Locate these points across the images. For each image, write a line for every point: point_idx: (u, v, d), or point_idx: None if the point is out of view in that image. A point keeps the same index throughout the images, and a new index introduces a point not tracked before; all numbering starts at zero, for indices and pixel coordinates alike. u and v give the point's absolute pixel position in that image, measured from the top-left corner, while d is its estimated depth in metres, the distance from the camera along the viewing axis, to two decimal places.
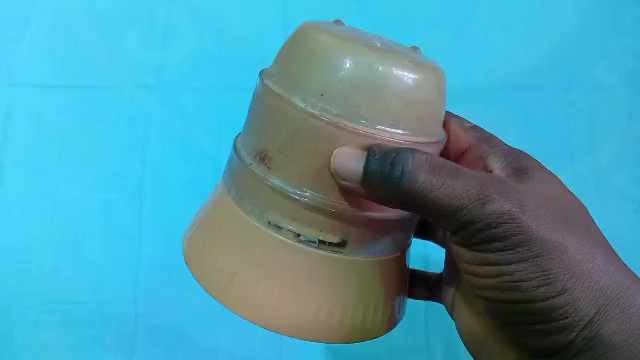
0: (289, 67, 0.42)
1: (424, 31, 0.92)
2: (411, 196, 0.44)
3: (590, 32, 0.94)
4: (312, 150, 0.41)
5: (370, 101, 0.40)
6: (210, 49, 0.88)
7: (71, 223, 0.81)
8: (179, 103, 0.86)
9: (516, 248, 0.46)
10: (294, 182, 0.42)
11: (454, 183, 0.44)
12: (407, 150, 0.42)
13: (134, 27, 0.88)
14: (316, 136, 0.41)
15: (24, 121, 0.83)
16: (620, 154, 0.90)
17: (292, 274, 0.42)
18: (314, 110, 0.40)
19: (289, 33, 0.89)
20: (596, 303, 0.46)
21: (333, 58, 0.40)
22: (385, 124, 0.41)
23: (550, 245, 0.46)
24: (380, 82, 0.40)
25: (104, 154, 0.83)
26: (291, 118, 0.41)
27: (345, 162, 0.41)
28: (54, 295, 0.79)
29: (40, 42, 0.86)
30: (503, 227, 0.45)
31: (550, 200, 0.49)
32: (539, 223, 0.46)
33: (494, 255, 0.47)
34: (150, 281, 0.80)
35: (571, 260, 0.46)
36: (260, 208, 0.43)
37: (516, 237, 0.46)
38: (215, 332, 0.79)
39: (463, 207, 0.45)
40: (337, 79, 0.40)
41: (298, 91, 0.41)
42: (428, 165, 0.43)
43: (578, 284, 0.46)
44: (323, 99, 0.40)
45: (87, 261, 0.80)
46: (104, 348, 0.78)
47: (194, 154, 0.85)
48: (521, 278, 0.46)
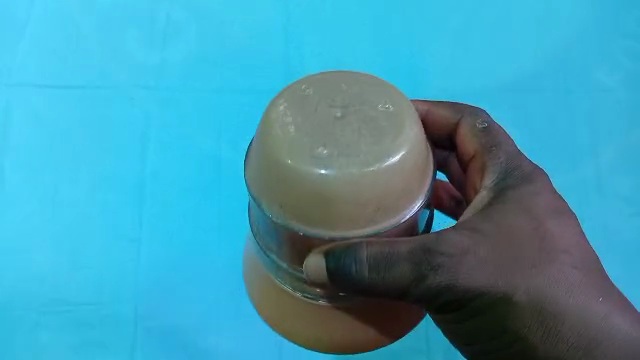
0: (259, 173, 0.44)
1: (426, 36, 0.96)
2: (366, 286, 0.44)
3: (592, 38, 0.98)
4: (295, 244, 0.44)
5: (330, 211, 0.41)
6: (210, 41, 0.95)
7: (100, 200, 0.87)
8: (194, 89, 0.92)
9: (462, 308, 0.48)
10: (288, 260, 0.46)
11: (394, 270, 0.44)
12: (358, 242, 0.42)
13: (127, 23, 0.95)
14: (297, 238, 0.43)
15: (23, 121, 0.89)
16: (622, 157, 0.91)
17: (301, 316, 0.48)
18: (287, 222, 0.42)
19: (287, 30, 0.96)
20: (560, 340, 0.49)
21: (293, 172, 0.41)
22: (365, 227, 0.42)
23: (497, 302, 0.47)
24: (347, 190, 0.41)
25: (128, 138, 0.90)
26: (270, 224, 0.44)
27: (314, 264, 0.44)
28: (82, 268, 0.84)
29: (38, 40, 0.94)
30: (445, 293, 0.46)
31: (494, 251, 0.47)
32: (478, 283, 0.46)
33: (447, 313, 0.49)
34: (168, 255, 0.85)
35: (517, 311, 0.48)
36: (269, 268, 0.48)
37: (463, 299, 0.47)
38: (215, 332, 0.82)
39: (408, 286, 0.45)
40: (302, 190, 0.41)
41: (269, 201, 0.43)
42: (373, 260, 0.43)
43: (531, 331, 0.49)
44: (292, 210, 0.42)
45: (113, 236, 0.86)
46: (128, 320, 0.82)
47: (213, 133, 0.90)
48: (480, 330, 0.50)
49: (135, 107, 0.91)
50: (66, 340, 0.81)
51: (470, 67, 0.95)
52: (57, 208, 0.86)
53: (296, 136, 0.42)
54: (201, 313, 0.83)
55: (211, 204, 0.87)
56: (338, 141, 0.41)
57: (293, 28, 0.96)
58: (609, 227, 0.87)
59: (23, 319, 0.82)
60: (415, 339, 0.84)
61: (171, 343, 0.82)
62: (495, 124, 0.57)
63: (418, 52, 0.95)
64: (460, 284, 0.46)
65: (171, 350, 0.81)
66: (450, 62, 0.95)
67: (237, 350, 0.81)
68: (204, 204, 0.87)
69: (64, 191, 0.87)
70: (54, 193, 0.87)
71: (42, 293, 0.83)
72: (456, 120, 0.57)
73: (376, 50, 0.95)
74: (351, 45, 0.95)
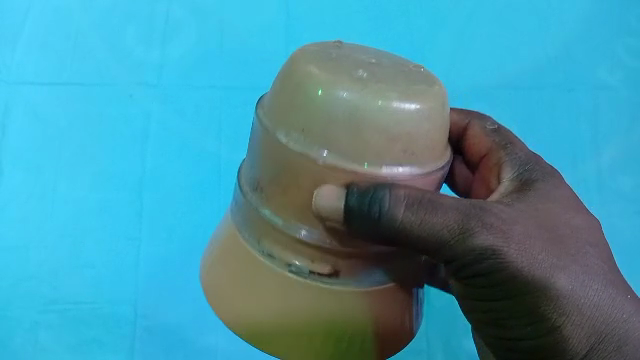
0: (276, 102, 0.41)
1: (427, 34, 0.96)
2: (395, 233, 0.42)
3: (594, 36, 0.97)
4: (299, 184, 0.41)
5: (354, 135, 0.38)
6: (210, 38, 0.94)
7: (99, 199, 0.87)
8: (194, 87, 0.92)
9: (499, 287, 0.46)
10: (284, 214, 0.42)
11: (433, 218, 0.43)
12: (386, 182, 0.40)
13: (126, 20, 0.94)
14: (303, 171, 0.40)
15: (22, 118, 0.89)
16: (621, 157, 0.92)
17: (283, 298, 0.43)
18: (297, 146, 0.39)
19: (288, 28, 0.95)
20: (594, 339, 0.47)
21: (323, 89, 0.38)
22: (386, 164, 0.40)
23: (535, 282, 0.45)
24: (374, 115, 0.38)
25: (127, 136, 0.89)
26: (277, 153, 0.41)
27: (328, 200, 0.40)
28: (81, 266, 0.84)
29: (37, 38, 0.93)
30: (486, 262, 0.45)
31: (541, 227, 0.47)
32: (522, 256, 0.45)
33: (479, 291, 0.47)
34: (168, 253, 0.85)
35: (559, 300, 0.46)
36: (255, 237, 0.44)
37: (499, 273, 0.45)
38: (215, 331, 0.83)
39: (445, 242, 0.44)
40: (323, 111, 0.38)
41: (282, 125, 0.40)
42: (406, 201, 0.41)
43: (569, 323, 0.46)
44: (306, 135, 0.39)
45: (113, 235, 0.85)
46: (128, 320, 0.83)
47: (213, 132, 0.90)
48: (513, 317, 0.47)
49: (135, 105, 0.91)
50: (66, 339, 0.82)
51: (471, 65, 0.94)
52: (56, 207, 0.86)
53: (331, 63, 0.40)
54: (201, 311, 0.84)
55: (211, 202, 0.87)
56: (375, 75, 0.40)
57: (294, 26, 0.95)
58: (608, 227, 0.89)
59: (22, 319, 0.82)
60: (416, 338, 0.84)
61: (170, 342, 0.83)
62: (504, 128, 0.60)
63: (419, 50, 0.95)
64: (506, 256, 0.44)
65: (172, 349, 0.82)
66: (451, 60, 0.95)
67: (238, 348, 0.83)
68: (204, 202, 0.87)
69: (63, 190, 0.87)
70: (54, 192, 0.86)
71: (41, 292, 0.83)
72: (465, 124, 0.60)
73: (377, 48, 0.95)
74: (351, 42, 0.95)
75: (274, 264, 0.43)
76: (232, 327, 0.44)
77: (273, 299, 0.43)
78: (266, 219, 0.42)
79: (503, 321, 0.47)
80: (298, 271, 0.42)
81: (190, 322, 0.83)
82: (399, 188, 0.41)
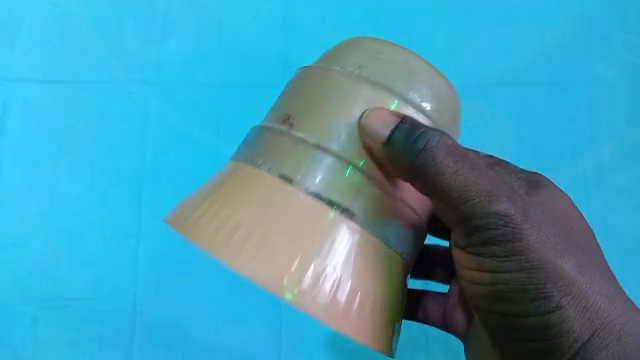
0: (333, 53, 0.49)
1: (426, 31, 0.96)
2: (425, 172, 0.46)
3: (593, 32, 0.97)
4: (339, 110, 0.46)
5: (405, 79, 0.47)
6: (208, 35, 0.94)
7: (98, 196, 0.87)
8: (193, 84, 0.92)
9: (511, 258, 0.48)
10: (317, 137, 0.46)
11: (465, 174, 0.47)
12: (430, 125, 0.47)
13: (126, 18, 0.94)
14: (346, 97, 0.47)
15: (21, 116, 0.89)
16: (620, 152, 0.92)
17: (305, 236, 0.43)
18: (350, 75, 0.47)
19: (287, 26, 0.95)
20: (594, 329, 0.48)
21: (385, 46, 0.48)
22: (423, 105, 0.47)
23: (547, 259, 0.47)
24: (420, 70, 0.47)
25: (126, 133, 0.89)
26: (329, 82, 0.47)
27: (378, 122, 0.45)
28: (80, 263, 0.84)
29: (35, 36, 0.93)
30: (501, 230, 0.47)
31: (557, 216, 0.50)
32: (539, 233, 0.47)
33: (492, 261, 0.48)
34: (167, 249, 0.85)
35: (567, 280, 0.47)
36: (274, 164, 0.46)
37: (514, 244, 0.47)
38: (213, 329, 0.83)
39: (468, 198, 0.47)
40: (381, 59, 0.47)
41: (338, 63, 0.48)
42: (450, 149, 0.46)
43: (572, 306, 0.48)
44: (360, 70, 0.47)
45: (113, 231, 0.85)
46: (127, 316, 0.83)
47: (212, 128, 0.90)
48: (519, 292, 0.48)
49: (133, 102, 0.90)
50: (65, 336, 0.82)
51: (469, 62, 0.95)
52: (55, 204, 0.86)
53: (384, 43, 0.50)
54: (199, 306, 0.83)
55: None
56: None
57: (292, 22, 0.95)
58: (609, 221, 0.89)
59: (22, 315, 0.82)
60: (414, 334, 0.84)
61: (169, 340, 0.83)
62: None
63: (417, 46, 0.95)
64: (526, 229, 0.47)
65: (170, 346, 0.82)
66: (450, 57, 0.95)
67: (236, 345, 0.82)
68: None
69: (62, 187, 0.87)
70: (53, 189, 0.87)
71: (40, 288, 0.83)
72: None
73: None
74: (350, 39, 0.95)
75: (294, 190, 0.45)
76: (237, 261, 0.42)
77: (292, 234, 0.43)
78: (297, 142, 0.46)
79: (508, 296, 0.49)
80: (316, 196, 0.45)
81: (189, 317, 0.83)
82: (437, 132, 0.46)
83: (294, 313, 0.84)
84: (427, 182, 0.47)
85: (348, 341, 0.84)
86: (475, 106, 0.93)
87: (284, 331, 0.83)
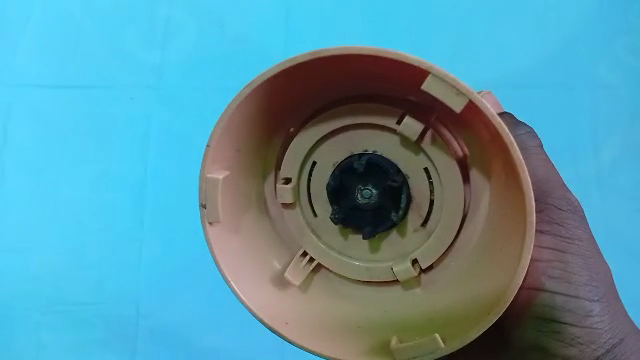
0: None
1: (427, 33, 0.96)
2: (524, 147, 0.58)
3: (596, 33, 0.96)
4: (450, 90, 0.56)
5: None
6: (210, 38, 0.94)
7: (101, 200, 0.87)
8: (193, 88, 0.91)
9: (574, 241, 0.55)
10: None
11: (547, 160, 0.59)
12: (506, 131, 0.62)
13: (126, 21, 0.94)
14: None
15: (23, 120, 0.90)
16: (621, 156, 0.92)
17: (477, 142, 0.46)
18: None
19: (288, 29, 0.94)
20: (620, 329, 0.55)
21: None
22: None
23: (595, 253, 0.56)
24: None
25: (128, 137, 0.89)
26: None
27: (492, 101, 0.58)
28: (83, 267, 0.85)
29: (37, 41, 0.93)
30: (568, 214, 0.56)
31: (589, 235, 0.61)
32: (588, 230, 0.58)
33: (552, 239, 0.55)
34: (168, 253, 0.85)
35: (608, 277, 0.57)
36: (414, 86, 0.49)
37: (575, 229, 0.56)
38: (215, 333, 0.83)
39: (546, 178, 0.57)
40: None
41: None
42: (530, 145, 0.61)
43: (610, 303, 0.55)
44: None
45: (115, 235, 0.86)
46: (129, 319, 0.84)
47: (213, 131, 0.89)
48: (576, 271, 0.54)
49: (134, 105, 0.91)
50: (69, 339, 0.83)
51: (471, 64, 0.95)
52: (57, 208, 0.87)
53: None
54: (200, 311, 0.83)
55: None
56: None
57: (293, 26, 0.94)
58: (609, 224, 0.90)
59: (26, 318, 0.84)
60: None
61: (171, 344, 0.83)
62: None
63: (418, 49, 0.95)
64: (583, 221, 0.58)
65: (171, 349, 0.83)
66: (450, 60, 0.95)
67: (237, 350, 0.82)
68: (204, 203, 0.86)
69: (66, 190, 0.87)
70: (55, 193, 0.87)
71: (44, 292, 0.84)
72: None
73: (377, 47, 0.94)
74: (351, 43, 0.94)
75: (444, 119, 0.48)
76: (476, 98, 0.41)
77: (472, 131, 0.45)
78: None
79: (568, 274, 0.54)
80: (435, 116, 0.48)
81: (191, 322, 0.83)
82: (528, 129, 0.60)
83: None
84: (527, 149, 0.57)
85: None
86: None
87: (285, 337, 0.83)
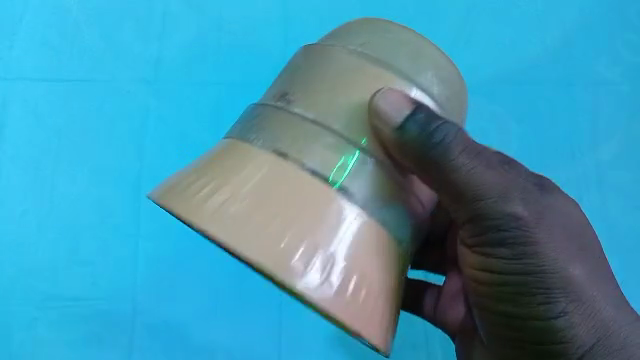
0: (342, 32, 0.51)
1: (426, 30, 0.95)
2: (441, 163, 0.49)
3: (594, 30, 0.96)
4: (345, 85, 0.48)
5: (410, 55, 0.48)
6: (207, 33, 0.93)
7: (97, 195, 0.86)
8: (191, 83, 0.91)
9: (521, 260, 0.52)
10: (316, 111, 0.47)
11: (482, 169, 0.51)
12: (442, 115, 0.50)
13: (124, 16, 0.93)
14: (349, 70, 0.48)
15: (19, 114, 0.89)
16: (620, 151, 0.92)
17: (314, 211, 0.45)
18: (354, 53, 0.49)
19: (287, 25, 0.94)
20: (598, 335, 0.53)
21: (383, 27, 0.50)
22: (428, 85, 0.49)
23: (560, 265, 0.52)
24: (421, 49, 0.49)
25: (125, 132, 0.89)
26: (337, 61, 0.49)
27: (390, 103, 0.47)
28: (80, 263, 0.84)
29: (34, 35, 0.92)
30: (515, 232, 0.52)
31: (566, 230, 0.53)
32: (550, 239, 0.52)
33: (498, 261, 0.53)
34: (166, 249, 0.85)
35: (574, 284, 0.52)
36: (268, 138, 0.47)
37: (524, 247, 0.52)
38: (214, 328, 0.83)
39: (481, 198, 0.51)
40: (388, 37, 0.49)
41: (340, 41, 0.50)
42: (463, 145, 0.50)
43: (578, 313, 0.52)
44: (363, 47, 0.49)
45: (111, 231, 0.85)
46: (126, 315, 0.83)
47: (212, 127, 0.89)
48: (522, 294, 0.53)
49: (131, 100, 0.90)
50: (65, 336, 0.82)
51: (469, 60, 0.94)
52: (54, 203, 0.86)
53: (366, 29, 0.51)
54: (198, 306, 0.83)
55: None
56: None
57: (292, 21, 0.94)
58: (610, 220, 0.89)
59: (21, 314, 0.83)
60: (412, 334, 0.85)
61: (168, 340, 0.82)
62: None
63: None
64: (537, 237, 0.52)
65: (169, 345, 0.82)
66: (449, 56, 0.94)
67: (236, 345, 0.82)
68: None
69: (62, 185, 0.87)
70: (52, 188, 0.87)
71: (39, 288, 0.83)
72: None
73: None
74: None
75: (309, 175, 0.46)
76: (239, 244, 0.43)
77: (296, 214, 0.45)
78: (298, 115, 0.48)
79: (514, 298, 0.54)
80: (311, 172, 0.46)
81: (189, 318, 0.83)
82: (451, 123, 0.49)
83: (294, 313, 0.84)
84: (438, 169, 0.50)
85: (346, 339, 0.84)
86: (474, 106, 0.92)
87: (284, 332, 0.83)
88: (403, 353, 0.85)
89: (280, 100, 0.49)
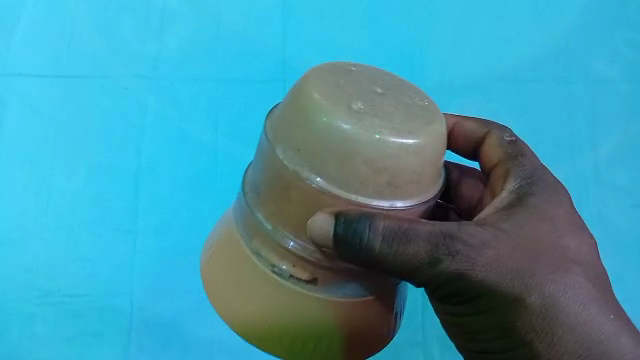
0: (284, 125, 0.43)
1: (426, 27, 0.95)
2: (375, 259, 0.44)
3: (594, 28, 0.96)
4: (288, 198, 0.43)
5: (345, 168, 0.40)
6: (206, 29, 0.93)
7: (95, 192, 0.86)
8: (190, 79, 0.91)
9: (470, 302, 0.49)
10: (271, 220, 0.44)
11: (409, 247, 0.44)
12: (378, 214, 0.43)
13: (124, 12, 0.93)
14: (288, 184, 0.42)
15: (17, 110, 0.89)
16: (618, 150, 0.92)
17: (263, 290, 0.45)
18: (289, 164, 0.42)
19: (286, 22, 0.94)
20: (571, 356, 0.49)
21: (326, 117, 0.40)
22: (378, 196, 0.42)
23: (512, 298, 0.48)
24: (370, 150, 0.40)
25: (124, 128, 0.89)
26: (277, 170, 0.43)
27: (319, 224, 0.42)
28: (78, 259, 0.84)
29: (33, 30, 0.92)
30: (460, 284, 0.47)
31: (520, 266, 0.48)
32: (490, 274, 0.47)
33: (451, 304, 0.50)
34: (165, 246, 0.85)
35: (528, 316, 0.48)
36: (248, 231, 0.46)
37: (470, 290, 0.48)
38: (212, 324, 0.83)
39: (419, 267, 0.46)
40: (331, 134, 0.40)
41: (280, 142, 0.43)
42: (389, 232, 0.43)
43: (540, 342, 0.48)
44: (300, 155, 0.41)
45: (109, 228, 0.85)
46: (124, 311, 0.83)
47: (211, 125, 0.89)
48: (478, 332, 0.51)
49: (129, 97, 0.90)
50: (62, 332, 0.82)
51: (469, 57, 0.94)
52: (52, 199, 0.86)
53: (306, 112, 0.41)
54: (197, 303, 0.84)
55: (205, 195, 0.87)
56: (374, 106, 0.41)
57: (292, 18, 0.94)
58: (608, 219, 0.89)
59: (18, 310, 0.82)
60: (409, 331, 0.85)
61: (166, 336, 0.83)
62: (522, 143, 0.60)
63: (417, 42, 0.94)
64: (485, 285, 0.47)
65: (167, 342, 0.83)
66: (448, 53, 0.94)
67: (235, 342, 0.83)
68: (203, 196, 0.87)
69: (60, 181, 0.86)
70: (50, 184, 0.86)
71: (36, 283, 0.83)
72: (483, 134, 0.61)
73: (376, 41, 0.94)
74: (349, 36, 0.94)
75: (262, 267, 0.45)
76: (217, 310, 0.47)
77: (252, 292, 0.45)
78: (259, 221, 0.45)
79: (475, 334, 0.51)
80: (280, 273, 0.44)
81: (187, 315, 0.84)
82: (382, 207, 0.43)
83: None
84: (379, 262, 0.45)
85: None
86: (474, 103, 0.92)
87: None
88: (399, 352, 0.85)
89: (250, 198, 0.46)
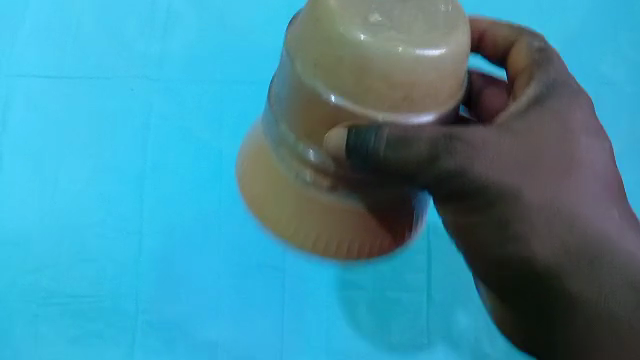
0: (303, 35, 0.38)
1: None
2: (381, 164, 0.40)
3: (599, 30, 0.96)
4: (306, 102, 0.38)
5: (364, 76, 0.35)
6: (211, 30, 0.93)
7: (99, 193, 0.86)
8: (194, 80, 0.91)
9: (474, 215, 0.45)
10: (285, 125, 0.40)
11: (410, 147, 0.39)
12: (399, 126, 0.38)
13: (128, 13, 0.93)
14: (308, 98, 0.37)
15: (22, 111, 0.89)
16: (623, 151, 0.92)
17: (275, 178, 0.41)
18: (305, 76, 0.37)
19: (290, 24, 0.94)
20: (593, 293, 0.43)
21: (347, 20, 0.35)
22: (403, 108, 0.37)
23: (514, 214, 0.43)
24: (398, 61, 0.35)
25: (129, 128, 0.89)
26: (292, 78, 0.38)
27: (335, 139, 0.38)
28: (83, 261, 0.84)
29: (37, 31, 0.92)
30: (460, 187, 0.43)
31: (524, 171, 0.43)
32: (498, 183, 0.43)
33: (456, 218, 0.46)
34: (169, 248, 0.85)
35: (525, 232, 0.44)
36: (268, 120, 0.43)
37: (471, 200, 0.44)
38: (216, 326, 0.83)
39: (414, 169, 0.41)
40: (354, 39, 0.35)
41: (299, 53, 0.38)
42: (400, 134, 0.38)
43: (554, 270, 0.44)
44: (316, 68, 0.36)
45: (113, 229, 0.85)
46: (128, 313, 0.83)
47: (215, 126, 0.89)
48: (491, 259, 0.46)
49: (134, 98, 0.90)
50: (67, 334, 0.82)
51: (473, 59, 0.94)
52: (56, 200, 0.86)
53: (325, 16, 0.36)
54: (201, 303, 0.84)
55: (210, 196, 0.87)
56: (395, 17, 0.36)
57: (297, 19, 0.94)
58: None
59: (23, 310, 0.82)
60: (414, 334, 0.85)
61: (170, 337, 0.83)
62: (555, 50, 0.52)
63: None
64: (492, 190, 0.43)
65: (171, 342, 0.83)
66: None
67: (240, 344, 0.83)
68: (208, 198, 0.87)
69: (64, 183, 0.86)
70: (54, 185, 0.86)
71: (41, 284, 0.83)
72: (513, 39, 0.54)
73: None
74: None
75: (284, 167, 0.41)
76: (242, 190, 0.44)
77: (266, 185, 0.42)
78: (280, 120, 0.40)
79: (496, 267, 0.46)
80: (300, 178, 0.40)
81: (192, 317, 0.84)
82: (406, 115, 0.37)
83: (296, 309, 0.84)
84: (386, 165, 0.40)
85: (347, 336, 0.84)
86: None
87: (288, 330, 0.84)
88: (405, 353, 0.84)
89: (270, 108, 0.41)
